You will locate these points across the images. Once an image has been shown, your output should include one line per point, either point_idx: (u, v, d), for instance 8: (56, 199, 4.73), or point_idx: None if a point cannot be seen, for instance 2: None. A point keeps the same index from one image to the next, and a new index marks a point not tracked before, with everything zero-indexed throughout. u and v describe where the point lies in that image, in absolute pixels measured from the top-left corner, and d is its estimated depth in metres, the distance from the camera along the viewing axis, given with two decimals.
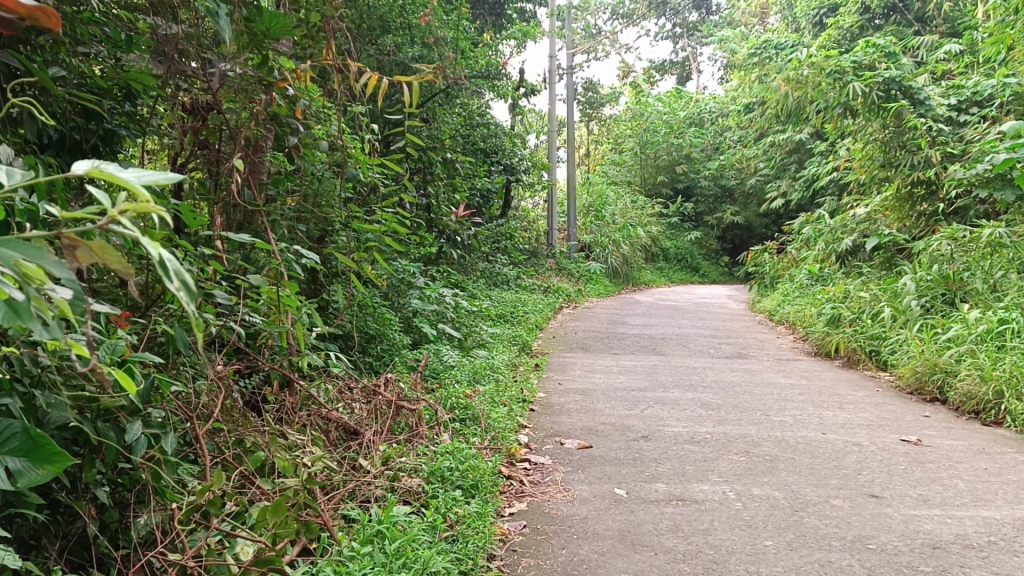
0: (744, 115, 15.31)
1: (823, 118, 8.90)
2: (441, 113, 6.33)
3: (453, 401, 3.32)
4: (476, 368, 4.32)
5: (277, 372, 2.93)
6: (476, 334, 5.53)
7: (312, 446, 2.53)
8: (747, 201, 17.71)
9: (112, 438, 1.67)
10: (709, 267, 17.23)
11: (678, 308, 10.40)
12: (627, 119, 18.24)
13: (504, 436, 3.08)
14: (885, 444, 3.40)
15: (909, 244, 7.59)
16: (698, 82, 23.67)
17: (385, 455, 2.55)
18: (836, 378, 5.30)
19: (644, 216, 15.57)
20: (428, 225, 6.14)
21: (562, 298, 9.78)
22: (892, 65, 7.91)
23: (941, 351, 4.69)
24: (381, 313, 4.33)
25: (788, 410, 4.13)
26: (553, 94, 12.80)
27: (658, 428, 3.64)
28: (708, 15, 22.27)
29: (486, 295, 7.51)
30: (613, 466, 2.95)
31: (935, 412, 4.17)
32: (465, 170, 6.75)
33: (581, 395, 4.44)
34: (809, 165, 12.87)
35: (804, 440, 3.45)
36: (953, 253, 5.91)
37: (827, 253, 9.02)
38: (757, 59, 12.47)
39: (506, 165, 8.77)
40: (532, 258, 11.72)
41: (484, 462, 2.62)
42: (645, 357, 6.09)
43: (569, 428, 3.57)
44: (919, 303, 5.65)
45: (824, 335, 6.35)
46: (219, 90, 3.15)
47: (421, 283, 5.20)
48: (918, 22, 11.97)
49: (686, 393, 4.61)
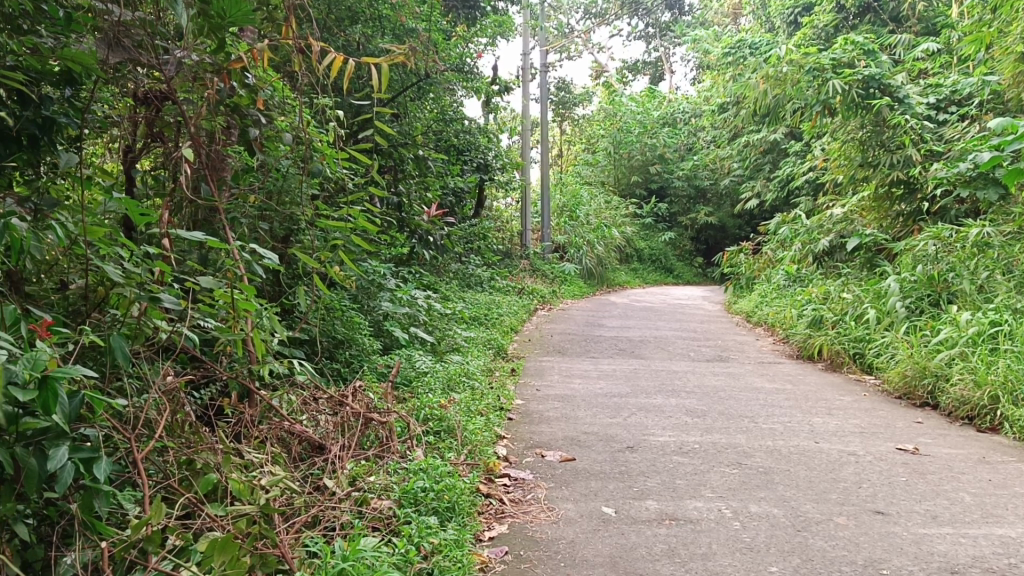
0: (717, 115, 15.23)
1: (800, 116, 8.78)
2: (412, 109, 6.10)
3: (426, 413, 3.09)
4: (451, 374, 4.11)
5: (235, 381, 2.71)
6: (450, 338, 5.31)
7: (271, 464, 2.32)
8: (720, 202, 17.65)
9: (33, 467, 1.45)
10: (683, 268, 17.13)
11: (654, 309, 10.24)
12: (601, 119, 18.10)
13: (482, 450, 2.87)
14: (882, 453, 3.23)
15: (890, 244, 7.48)
16: (671, 82, 23.56)
17: (352, 474, 2.34)
18: (821, 382, 5.15)
19: (618, 216, 15.42)
20: (400, 225, 5.91)
21: (537, 300, 9.59)
22: (871, 63, 7.79)
23: (930, 354, 4.55)
24: (350, 317, 4.10)
25: (776, 417, 3.96)
26: (527, 93, 12.62)
27: (643, 437, 3.45)
28: (681, 16, 22.16)
29: (460, 296, 7.30)
30: (599, 481, 2.75)
31: (927, 418, 4.03)
32: (438, 168, 6.53)
33: (560, 402, 4.23)
34: (784, 164, 12.80)
35: (798, 450, 3.27)
36: (938, 253, 5.79)
37: (804, 254, 8.92)
38: (731, 59, 12.36)
39: (480, 164, 8.55)
40: (505, 259, 11.52)
41: (460, 480, 2.41)
42: (625, 361, 5.91)
43: (549, 439, 3.37)
44: (904, 305, 5.53)
45: (806, 337, 6.21)
46: (176, 78, 2.94)
47: (393, 285, 4.98)
48: (892, 22, 11.94)
49: (669, 399, 4.42)
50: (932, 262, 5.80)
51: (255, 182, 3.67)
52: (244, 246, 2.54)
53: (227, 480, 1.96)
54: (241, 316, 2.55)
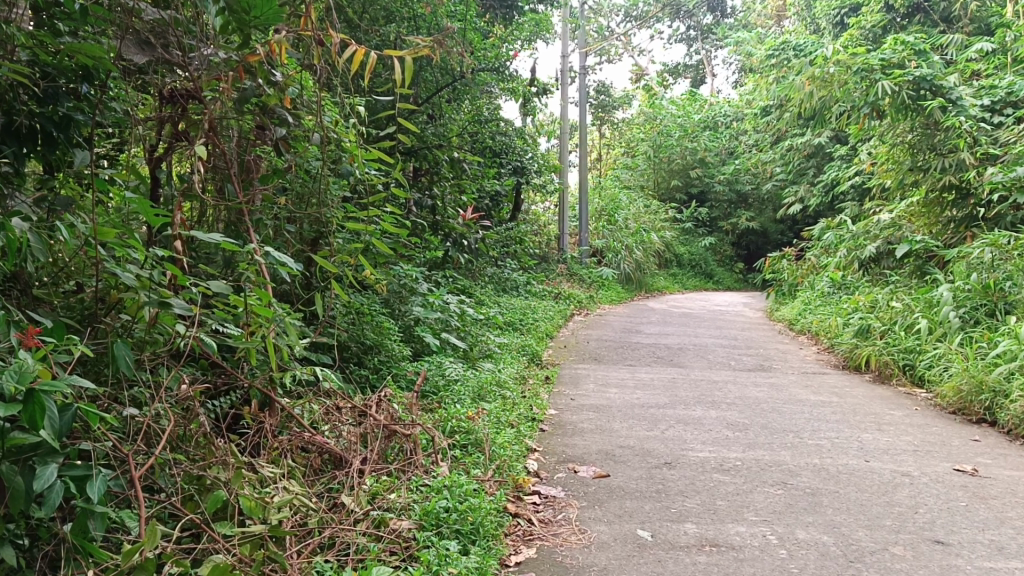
0: (760, 118, 14.96)
1: (847, 118, 8.52)
2: (448, 110, 5.99)
3: (453, 425, 2.95)
4: (482, 383, 3.98)
5: (256, 390, 2.62)
6: (483, 344, 5.18)
7: (288, 480, 2.21)
8: (762, 207, 17.33)
9: (20, 487, 1.35)
10: (723, 274, 16.83)
11: (693, 316, 10.02)
12: (640, 122, 17.88)
13: (511, 465, 2.72)
14: (938, 474, 3.03)
15: (942, 251, 7.20)
16: (712, 86, 23.24)
17: (371, 491, 2.22)
18: (869, 394, 4.94)
19: (657, 221, 15.20)
20: (433, 228, 5.79)
21: (574, 305, 9.43)
22: (923, 63, 7.50)
23: (988, 368, 4.32)
24: (379, 322, 3.99)
25: (822, 432, 3.76)
26: (566, 96, 12.47)
27: (682, 453, 3.28)
28: (723, 18, 21.86)
29: (494, 301, 7.18)
30: (634, 501, 2.59)
31: (984, 436, 3.80)
32: (474, 170, 6.41)
33: (595, 413, 4.08)
34: (829, 168, 12.51)
35: (847, 469, 3.08)
36: (994, 260, 5.54)
37: (849, 261, 8.64)
38: (775, 61, 12.10)
39: (517, 167, 8.43)
40: (542, 263, 11.39)
41: (486, 499, 2.27)
42: (663, 370, 5.73)
43: (583, 453, 3.21)
44: (957, 315, 5.29)
45: (852, 347, 5.97)
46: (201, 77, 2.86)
47: (424, 289, 4.85)
48: (943, 22, 11.60)
49: (709, 411, 4.24)
50: (988, 270, 5.54)
51: (284, 183, 3.58)
52: (264, 249, 2.44)
53: (238, 498, 1.86)
54: (263, 323, 2.44)
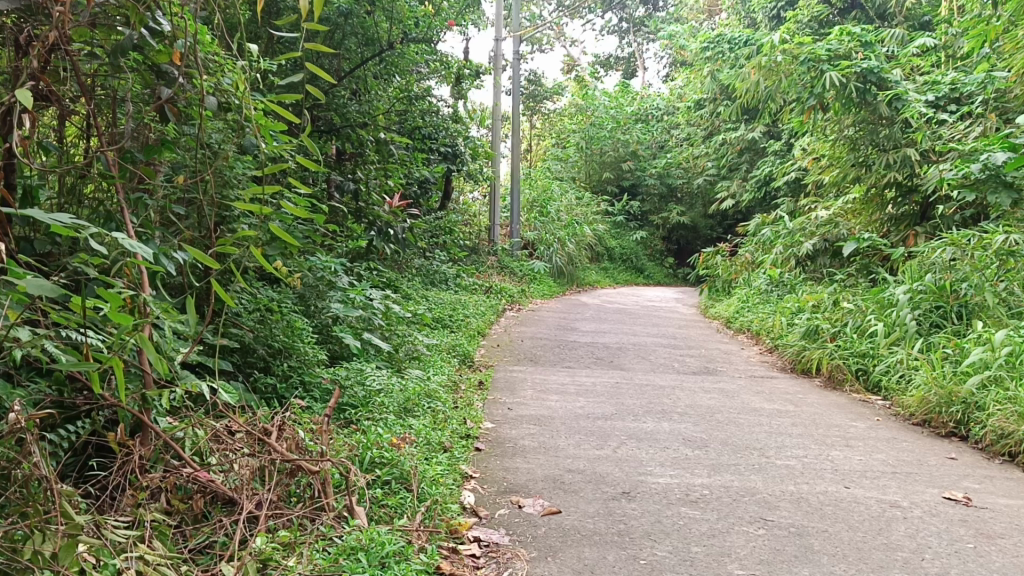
0: (695, 111, 14.78)
1: (789, 110, 8.22)
2: (374, 86, 5.42)
3: (375, 455, 2.44)
4: (408, 395, 3.50)
5: (125, 412, 2.10)
6: (409, 345, 4.66)
7: (149, 543, 1.70)
8: (693, 201, 17.15)
9: None
10: (654, 268, 16.62)
11: (627, 312, 9.68)
12: (572, 113, 17.47)
13: (444, 507, 2.25)
14: (931, 505, 2.66)
15: (888, 249, 6.98)
16: (643, 79, 22.99)
17: (262, 556, 1.72)
18: (824, 402, 4.61)
19: (589, 213, 14.85)
20: (356, 216, 5.26)
21: (505, 300, 8.97)
22: (871, 55, 7.17)
23: (956, 379, 4.04)
24: (291, 321, 3.45)
25: (789, 450, 3.38)
26: (499, 83, 11.95)
27: (639, 479, 2.84)
28: (656, 11, 21.63)
29: (422, 296, 6.64)
30: (595, 549, 2.13)
31: (961, 454, 3.48)
32: (402, 154, 5.89)
33: (537, 426, 3.62)
34: (763, 164, 12.36)
35: (830, 499, 2.69)
36: (950, 260, 5.28)
37: (786, 257, 8.38)
38: (710, 53, 11.84)
39: (447, 152, 7.90)
40: (471, 255, 10.86)
41: (415, 565, 1.81)
42: (604, 372, 5.32)
43: (527, 480, 2.74)
44: (913, 317, 5.02)
45: (800, 349, 5.65)
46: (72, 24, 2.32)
47: (345, 283, 4.28)
48: (878, 19, 11.56)
49: (662, 424, 3.82)
50: (943, 270, 5.27)
51: (175, 157, 2.98)
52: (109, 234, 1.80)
53: None
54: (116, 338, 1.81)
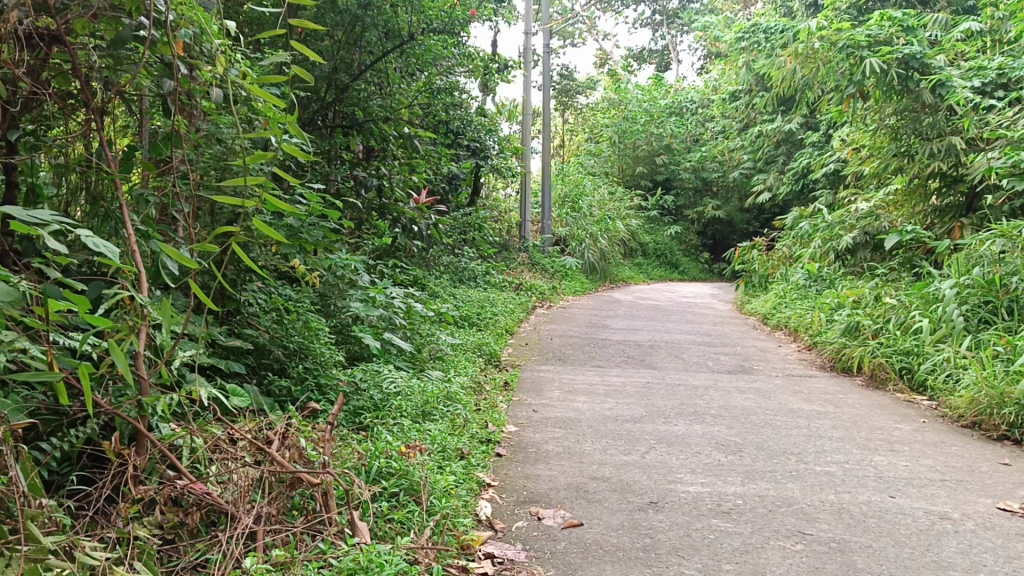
0: (730, 103, 14.51)
1: (827, 100, 7.95)
2: (397, 79, 5.29)
3: (383, 465, 2.31)
4: (427, 397, 3.36)
5: (120, 420, 1.99)
6: (432, 345, 4.53)
7: (133, 563, 1.60)
8: (728, 195, 16.83)
9: None
10: (689, 264, 16.34)
11: (660, 308, 9.47)
12: (605, 107, 17.24)
13: (455, 521, 2.12)
14: (984, 518, 2.47)
15: (932, 242, 6.72)
16: (677, 72, 22.63)
17: None
18: (866, 402, 4.40)
19: (622, 208, 14.63)
20: (379, 213, 5.14)
21: (536, 297, 8.83)
22: (913, 40, 6.90)
23: (1008, 379, 3.81)
24: (307, 321, 3.32)
25: (829, 455, 3.19)
26: (529, 77, 11.78)
27: (668, 487, 2.67)
28: (689, 3, 21.29)
29: (449, 294, 6.52)
30: (616, 567, 1.98)
31: (1015, 459, 3.26)
32: (427, 149, 5.76)
33: (562, 430, 3.47)
34: (801, 155, 12.06)
35: (874, 510, 2.51)
36: (1000, 253, 5.03)
37: (824, 251, 8.12)
38: (745, 43, 11.57)
39: (474, 147, 7.76)
40: (502, 251, 10.71)
41: None
42: (635, 372, 5.14)
43: (548, 489, 2.59)
44: (960, 313, 4.78)
45: (840, 347, 5.43)
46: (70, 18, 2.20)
47: (365, 283, 4.09)
48: (920, 5, 11.21)
49: (694, 426, 3.65)
50: (992, 263, 5.02)
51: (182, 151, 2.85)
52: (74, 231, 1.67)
53: None
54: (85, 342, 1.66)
